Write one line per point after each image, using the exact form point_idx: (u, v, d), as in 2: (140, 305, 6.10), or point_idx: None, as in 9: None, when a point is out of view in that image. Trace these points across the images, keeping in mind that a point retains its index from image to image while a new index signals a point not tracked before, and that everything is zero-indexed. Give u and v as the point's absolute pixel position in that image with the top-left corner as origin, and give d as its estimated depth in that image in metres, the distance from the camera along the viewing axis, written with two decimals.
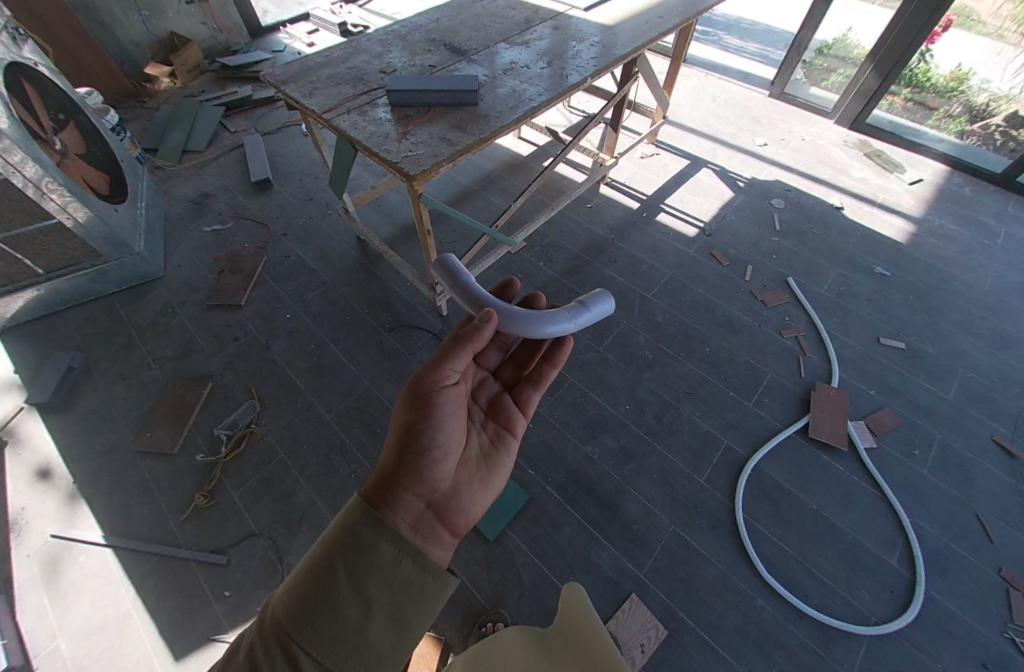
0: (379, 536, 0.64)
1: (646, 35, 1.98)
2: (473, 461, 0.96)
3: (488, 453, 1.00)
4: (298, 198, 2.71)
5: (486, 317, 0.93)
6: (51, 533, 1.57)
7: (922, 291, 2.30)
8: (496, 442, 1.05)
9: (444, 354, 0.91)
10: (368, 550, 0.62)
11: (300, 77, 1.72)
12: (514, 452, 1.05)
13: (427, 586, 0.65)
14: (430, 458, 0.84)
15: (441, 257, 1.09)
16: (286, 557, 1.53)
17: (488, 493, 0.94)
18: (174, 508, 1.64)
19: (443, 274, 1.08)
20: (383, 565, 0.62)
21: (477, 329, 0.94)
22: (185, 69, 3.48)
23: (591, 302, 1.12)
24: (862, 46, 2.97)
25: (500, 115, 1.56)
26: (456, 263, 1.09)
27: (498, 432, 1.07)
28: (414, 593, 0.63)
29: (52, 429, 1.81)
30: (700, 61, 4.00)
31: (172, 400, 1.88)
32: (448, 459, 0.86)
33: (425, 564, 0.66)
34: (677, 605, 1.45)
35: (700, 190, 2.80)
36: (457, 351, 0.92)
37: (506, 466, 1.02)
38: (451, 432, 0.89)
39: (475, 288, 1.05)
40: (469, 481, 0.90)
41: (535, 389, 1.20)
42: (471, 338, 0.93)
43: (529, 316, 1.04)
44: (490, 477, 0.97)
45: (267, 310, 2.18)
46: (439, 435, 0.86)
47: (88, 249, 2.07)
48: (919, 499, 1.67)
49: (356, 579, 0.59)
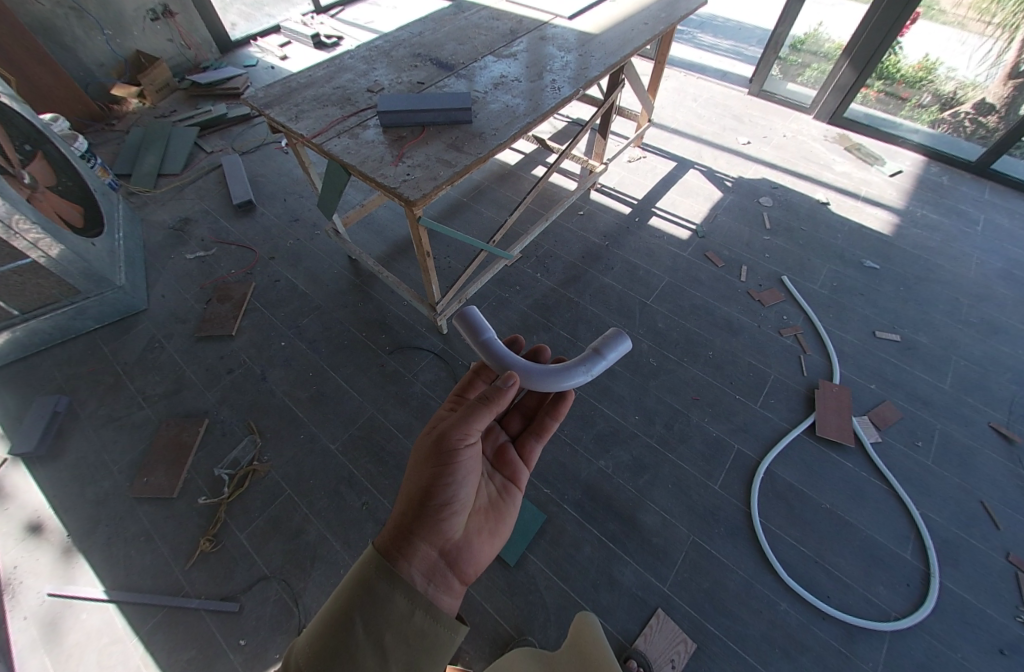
0: (394, 588, 0.63)
1: (632, 42, 1.99)
2: (481, 510, 0.93)
3: (495, 503, 0.98)
4: (283, 218, 2.64)
5: (509, 380, 0.93)
6: (47, 592, 1.49)
7: (909, 282, 2.36)
8: (503, 492, 1.02)
9: (468, 411, 0.90)
10: (384, 602, 0.61)
11: (284, 99, 1.66)
12: (519, 501, 1.03)
13: (439, 636, 0.64)
14: (442, 510, 0.81)
15: (460, 310, 1.06)
16: (301, 599, 1.48)
17: (495, 542, 0.92)
18: (178, 555, 1.57)
19: (463, 327, 1.06)
20: (399, 618, 0.61)
21: (501, 390, 0.94)
22: (154, 88, 3.36)
23: (610, 345, 1.04)
24: (834, 40, 3.03)
25: (495, 132, 1.53)
26: (477, 315, 1.06)
27: (505, 480, 1.05)
28: (427, 645, 0.61)
29: (39, 479, 1.72)
30: (677, 60, 4.03)
31: (167, 441, 1.80)
32: (461, 510, 0.83)
33: (436, 615, 0.64)
34: (703, 617, 1.44)
35: (689, 191, 2.81)
36: (481, 410, 0.91)
37: (511, 516, 1.00)
38: (469, 485, 0.88)
39: (494, 345, 1.04)
40: (478, 530, 0.88)
41: (538, 440, 1.17)
42: (494, 398, 0.92)
43: (552, 372, 1.03)
44: (498, 527, 0.94)
45: (260, 339, 2.11)
46: (453, 487, 0.83)
47: (66, 287, 1.96)
48: (927, 490, 1.71)
49: (372, 633, 0.58)
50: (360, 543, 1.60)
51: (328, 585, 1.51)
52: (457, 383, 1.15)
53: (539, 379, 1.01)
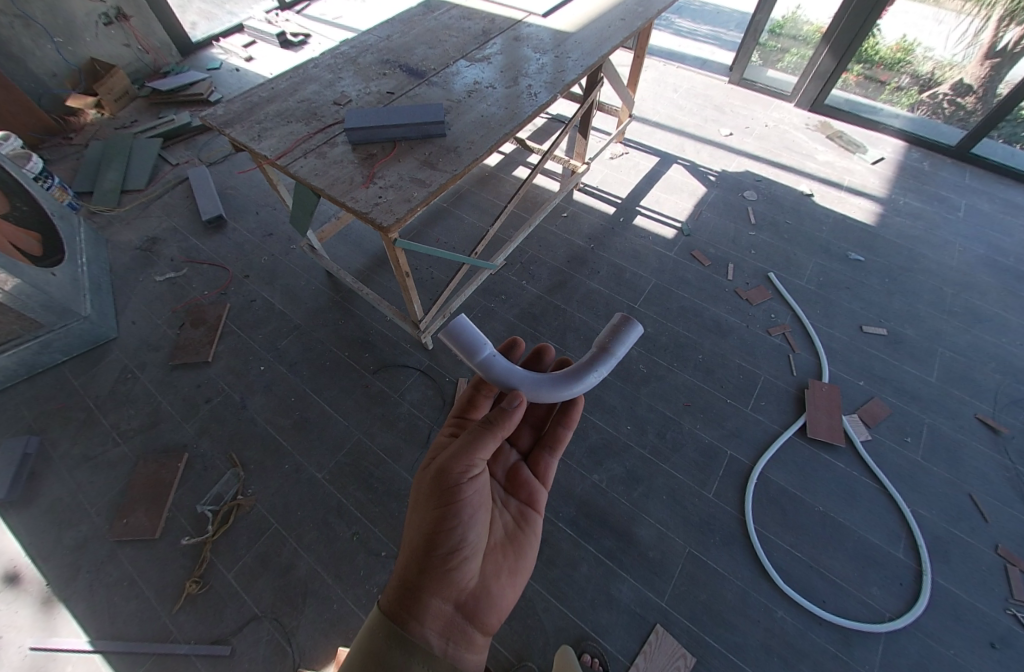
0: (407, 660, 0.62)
1: (609, 41, 1.92)
2: (498, 545, 0.90)
3: (513, 533, 0.95)
4: (257, 233, 2.54)
5: (515, 403, 0.89)
6: (29, 646, 1.43)
7: (895, 273, 2.36)
8: (520, 520, 0.98)
9: (470, 440, 0.85)
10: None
11: (245, 116, 1.56)
12: (539, 527, 0.99)
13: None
14: (453, 556, 0.79)
15: (447, 326, 0.96)
16: (295, 637, 1.45)
17: (515, 580, 0.89)
18: (164, 599, 1.52)
19: (456, 347, 0.96)
20: None
21: (505, 413, 0.88)
22: (112, 98, 3.19)
23: (620, 336, 1.00)
24: (812, 22, 2.96)
25: (471, 146, 1.46)
26: (469, 330, 0.96)
27: (520, 508, 1.01)
28: None
29: (13, 527, 1.64)
30: (656, 49, 3.94)
31: (146, 478, 1.73)
32: (473, 554, 0.80)
33: None
34: (702, 630, 1.44)
35: (673, 188, 2.77)
36: (482, 441, 0.85)
37: (531, 546, 0.96)
38: (481, 525, 0.84)
39: (493, 362, 0.97)
40: (496, 570, 0.85)
41: (552, 454, 1.14)
42: (496, 422, 0.87)
43: (560, 378, 1.01)
44: (519, 561, 0.92)
45: (239, 365, 2.04)
46: (461, 532, 0.80)
47: (27, 321, 1.85)
48: (917, 487, 1.72)
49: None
50: (353, 575, 1.56)
51: (322, 622, 1.48)
52: (457, 403, 1.09)
53: (547, 389, 1.00)
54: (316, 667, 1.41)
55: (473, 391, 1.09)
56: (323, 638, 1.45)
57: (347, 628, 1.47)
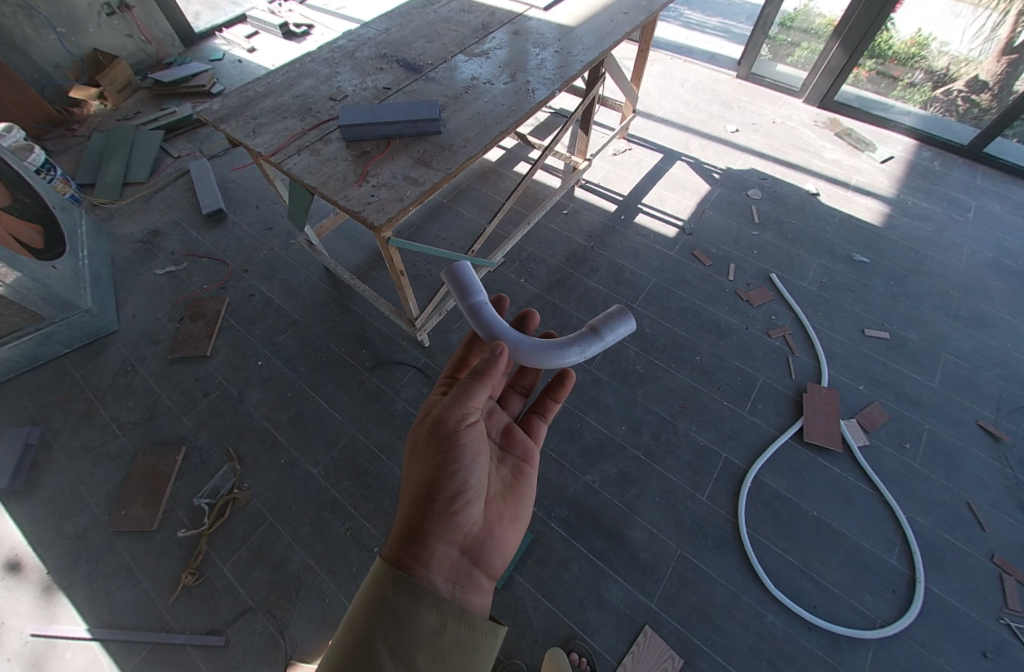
0: (417, 603, 0.62)
1: (612, 36, 1.88)
2: (497, 495, 0.91)
3: (511, 484, 0.96)
4: (257, 227, 2.54)
5: (497, 349, 0.93)
6: (30, 632, 1.47)
7: (900, 276, 2.32)
8: (517, 472, 1.00)
9: (463, 389, 0.88)
10: (406, 620, 0.60)
11: (240, 112, 1.55)
12: (535, 477, 1.01)
13: (469, 644, 0.63)
14: (456, 502, 0.79)
15: (449, 265, 1.04)
16: (288, 629, 1.47)
17: (515, 527, 0.91)
18: (161, 589, 1.55)
19: (453, 286, 1.04)
20: (426, 634, 0.60)
21: (490, 360, 0.93)
22: (115, 89, 3.19)
23: (610, 325, 1.01)
24: (825, 15, 2.88)
25: (466, 143, 1.44)
26: (467, 275, 1.04)
27: (516, 461, 1.02)
28: (462, 656, 0.61)
29: (15, 515, 1.68)
30: (664, 41, 3.87)
31: (145, 470, 1.75)
32: (475, 499, 0.81)
33: (469, 623, 0.65)
34: (691, 632, 1.44)
35: (676, 185, 2.73)
36: (474, 387, 0.89)
37: (528, 495, 0.98)
38: (482, 472, 0.85)
39: (484, 309, 1.02)
40: (497, 518, 0.87)
41: (542, 419, 1.19)
42: (485, 370, 0.91)
43: (544, 345, 1.01)
44: (517, 509, 0.94)
45: (237, 359, 2.05)
46: (463, 477, 0.81)
47: (28, 313, 1.87)
48: (914, 494, 1.70)
49: (399, 656, 0.56)
50: (346, 569, 1.58)
51: (314, 615, 1.50)
52: (449, 365, 1.15)
53: (529, 350, 1.00)
54: (308, 659, 1.43)
55: (465, 350, 1.15)
56: (316, 631, 1.47)
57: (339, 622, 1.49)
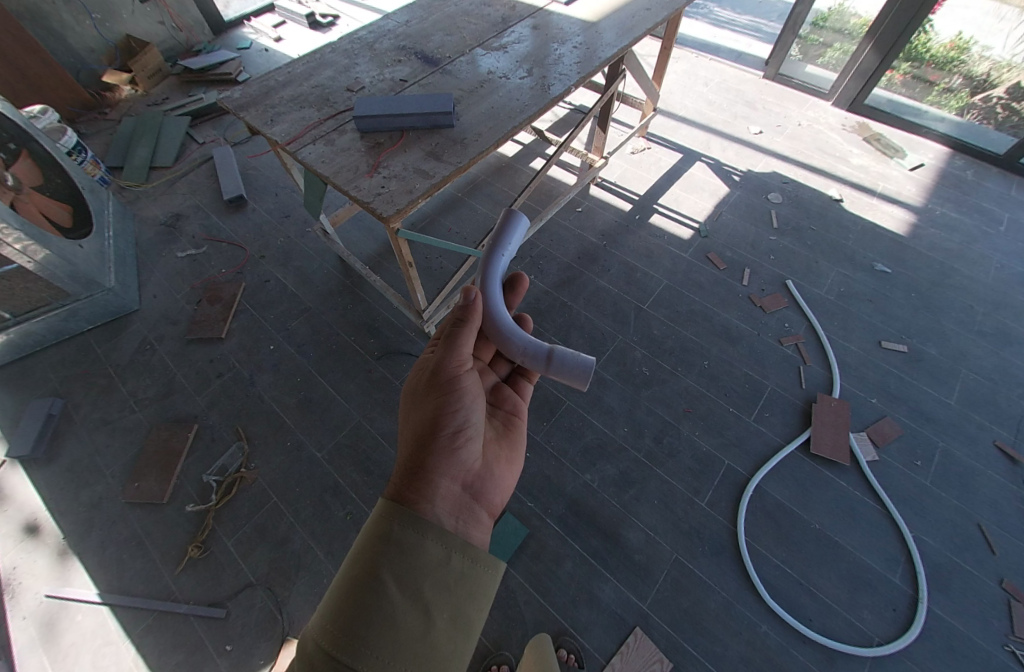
0: (423, 535, 0.59)
1: (633, 32, 1.86)
2: (492, 441, 0.95)
3: (502, 434, 1.00)
4: (275, 214, 2.60)
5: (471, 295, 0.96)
6: (45, 593, 1.54)
7: (922, 288, 2.24)
8: (508, 424, 1.04)
9: (453, 336, 0.94)
10: (413, 552, 0.57)
11: (260, 101, 1.58)
12: (525, 427, 1.05)
13: (480, 575, 0.61)
14: (455, 441, 0.82)
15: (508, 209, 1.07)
16: (286, 606, 1.52)
17: (511, 470, 0.94)
18: (168, 560, 1.61)
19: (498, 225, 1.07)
20: (434, 564, 0.57)
21: (467, 305, 0.96)
22: (145, 75, 3.28)
23: (564, 368, 0.93)
24: (860, 16, 2.77)
25: (478, 137, 1.44)
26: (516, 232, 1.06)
27: (507, 414, 1.07)
28: (470, 585, 0.59)
29: (36, 482, 1.76)
30: (690, 39, 3.79)
31: (158, 445, 1.82)
32: (475, 437, 0.85)
33: (472, 554, 0.61)
34: (682, 637, 1.44)
35: (694, 187, 2.69)
36: (460, 333, 0.93)
37: (520, 444, 1.02)
38: (479, 415, 0.88)
39: (499, 261, 1.04)
40: (493, 460, 0.90)
41: (528, 382, 1.23)
42: (467, 314, 0.95)
43: (509, 324, 1.00)
44: (511, 454, 0.97)
45: (250, 343, 2.10)
46: (462, 414, 0.85)
47: (55, 290, 1.96)
48: (923, 513, 1.65)
49: (407, 584, 0.54)
50: (344, 552, 1.62)
51: (311, 595, 1.54)
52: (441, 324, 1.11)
53: (494, 316, 1.01)
54: None
55: None
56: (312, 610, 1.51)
57: None
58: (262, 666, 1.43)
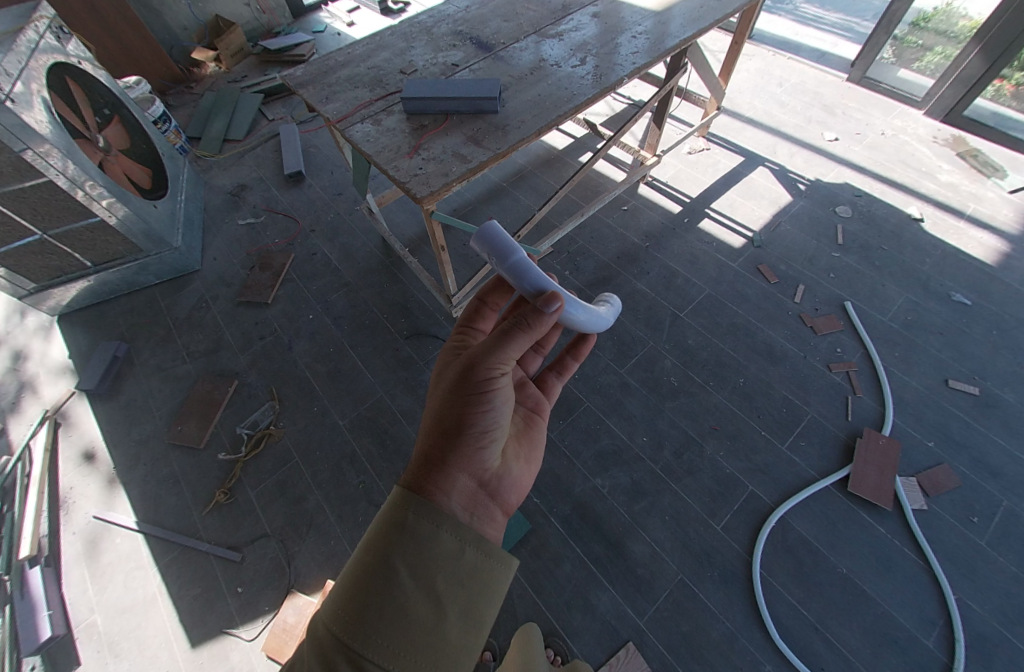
0: (437, 527, 0.59)
1: (701, 23, 1.76)
2: (512, 439, 0.95)
3: (523, 431, 1.01)
4: (328, 191, 2.72)
5: (554, 305, 0.88)
6: (93, 514, 1.72)
7: (1007, 326, 1.98)
8: (529, 421, 1.05)
9: (503, 336, 0.84)
10: (426, 542, 0.57)
11: (319, 79, 1.65)
12: (544, 426, 1.06)
13: (492, 571, 0.60)
14: (477, 439, 0.79)
15: (483, 227, 1.00)
16: (294, 560, 1.60)
17: (529, 468, 0.94)
18: (198, 501, 1.74)
19: (488, 248, 1.01)
20: (447, 556, 0.57)
21: (539, 315, 0.87)
22: (229, 53, 3.52)
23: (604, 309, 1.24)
24: (970, 17, 2.46)
25: (520, 125, 1.43)
26: (501, 236, 1.00)
27: (527, 412, 1.07)
28: (480, 582, 0.58)
29: (97, 414, 1.96)
30: (769, 36, 3.55)
31: (201, 395, 1.96)
32: (497, 437, 0.83)
33: (487, 550, 0.61)
34: (676, 661, 1.37)
35: (752, 192, 2.52)
36: (515, 335, 0.85)
37: (540, 441, 1.03)
38: (504, 413, 0.85)
39: (526, 266, 0.97)
40: (513, 460, 0.89)
41: (558, 377, 1.22)
42: (533, 323, 0.87)
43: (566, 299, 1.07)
44: (530, 452, 0.98)
45: (292, 310, 2.22)
46: (486, 415, 0.80)
47: (130, 244, 2.16)
48: (973, 576, 1.47)
49: (420, 576, 0.54)
50: (352, 518, 1.68)
51: (318, 555, 1.61)
52: (463, 312, 1.06)
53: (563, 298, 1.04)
54: (307, 592, 1.55)
55: (482, 303, 1.06)
56: (317, 568, 1.59)
57: (338, 565, 1.59)
58: (267, 612, 1.53)
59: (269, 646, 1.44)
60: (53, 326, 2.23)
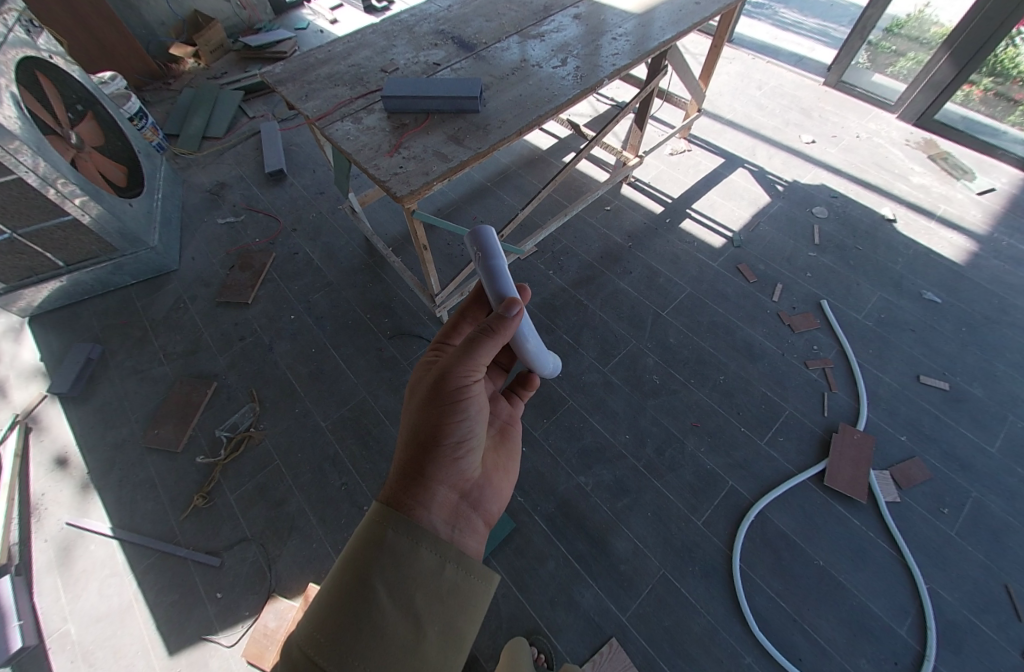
0: (416, 544, 0.59)
1: (681, 25, 1.78)
2: (490, 450, 0.97)
3: (500, 441, 1.02)
4: (310, 190, 2.68)
5: (514, 309, 0.88)
6: (65, 521, 1.67)
7: (975, 323, 2.05)
8: (505, 432, 1.06)
9: (471, 345, 0.85)
10: (406, 560, 0.57)
11: (298, 77, 1.63)
12: (520, 435, 1.07)
13: (474, 587, 0.61)
14: (456, 451, 0.80)
15: (476, 227, 1.00)
16: (275, 564, 1.58)
17: (508, 478, 0.96)
18: (176, 506, 1.71)
19: (475, 248, 1.00)
20: (426, 573, 0.57)
21: (503, 319, 0.87)
22: (208, 49, 3.45)
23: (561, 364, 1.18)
24: (942, 23, 2.53)
25: (501, 125, 1.43)
26: (491, 239, 1.00)
27: (503, 423, 1.08)
28: (460, 599, 0.58)
29: (70, 418, 1.90)
30: (748, 41, 3.62)
31: (179, 398, 1.92)
32: (477, 449, 0.83)
33: (467, 566, 0.61)
34: (659, 655, 1.39)
35: (733, 193, 2.57)
36: (483, 341, 0.85)
37: (517, 452, 1.04)
38: (482, 424, 0.86)
39: (499, 270, 0.97)
40: (491, 471, 0.90)
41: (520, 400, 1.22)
42: (497, 327, 0.87)
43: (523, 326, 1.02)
44: (508, 462, 0.99)
45: (273, 311, 2.19)
46: (465, 425, 0.81)
47: (104, 244, 2.10)
48: (943, 565, 1.52)
49: (399, 596, 0.53)
50: (334, 520, 1.67)
51: (299, 559, 1.59)
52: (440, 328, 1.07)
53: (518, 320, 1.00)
54: (288, 595, 1.53)
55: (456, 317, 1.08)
56: (299, 572, 1.57)
57: (320, 568, 1.58)
58: (247, 618, 1.50)
59: (249, 652, 1.42)
60: (24, 328, 2.16)
